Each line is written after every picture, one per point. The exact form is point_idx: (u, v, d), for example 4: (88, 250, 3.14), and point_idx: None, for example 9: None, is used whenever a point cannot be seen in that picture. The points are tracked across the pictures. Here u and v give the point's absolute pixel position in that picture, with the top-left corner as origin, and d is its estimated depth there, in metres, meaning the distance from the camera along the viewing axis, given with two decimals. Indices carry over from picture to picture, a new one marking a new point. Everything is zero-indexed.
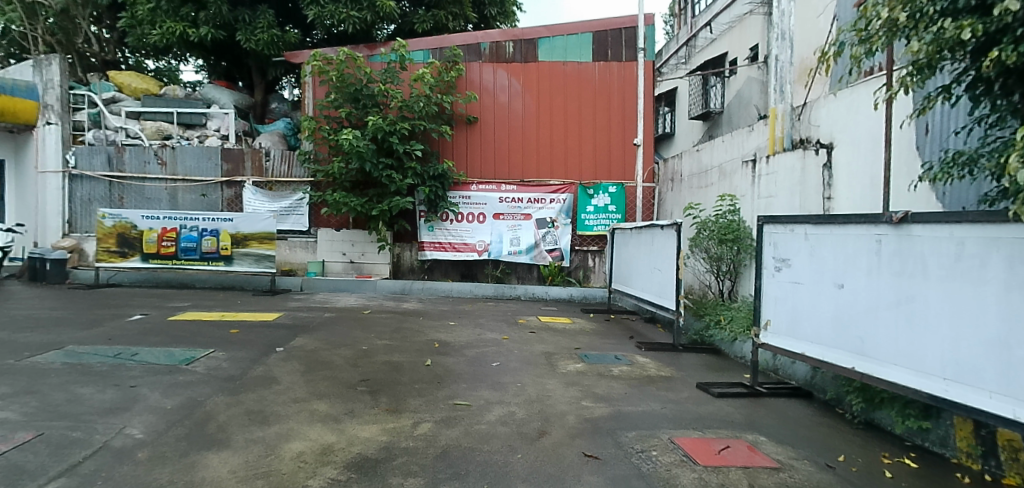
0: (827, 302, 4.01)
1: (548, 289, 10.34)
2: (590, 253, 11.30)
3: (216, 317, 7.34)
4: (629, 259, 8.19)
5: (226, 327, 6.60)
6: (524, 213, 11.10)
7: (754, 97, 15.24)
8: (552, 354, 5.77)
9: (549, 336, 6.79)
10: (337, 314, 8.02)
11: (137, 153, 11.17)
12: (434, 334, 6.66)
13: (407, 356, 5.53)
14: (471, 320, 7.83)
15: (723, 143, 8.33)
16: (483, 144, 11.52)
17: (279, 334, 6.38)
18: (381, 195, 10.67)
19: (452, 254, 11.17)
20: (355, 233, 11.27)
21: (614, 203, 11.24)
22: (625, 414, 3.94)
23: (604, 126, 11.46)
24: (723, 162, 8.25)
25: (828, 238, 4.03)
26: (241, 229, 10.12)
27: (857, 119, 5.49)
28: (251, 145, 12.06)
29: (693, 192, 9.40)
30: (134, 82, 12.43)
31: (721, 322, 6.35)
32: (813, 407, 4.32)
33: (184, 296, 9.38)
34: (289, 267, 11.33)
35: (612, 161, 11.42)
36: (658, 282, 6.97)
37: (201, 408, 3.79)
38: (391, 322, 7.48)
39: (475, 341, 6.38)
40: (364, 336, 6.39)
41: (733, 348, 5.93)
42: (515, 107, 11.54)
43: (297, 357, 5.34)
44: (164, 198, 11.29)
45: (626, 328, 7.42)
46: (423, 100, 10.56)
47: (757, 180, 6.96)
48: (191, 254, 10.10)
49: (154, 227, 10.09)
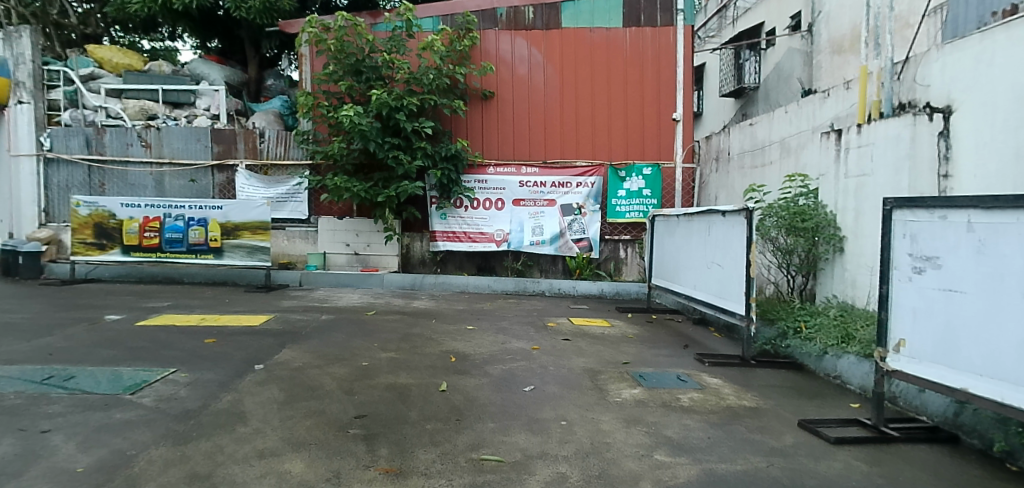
0: (1010, 322, 2.74)
1: (577, 284, 9.17)
2: (621, 243, 10.07)
3: (194, 320, 6.28)
4: (676, 251, 7.01)
5: (201, 335, 5.53)
6: (547, 199, 9.90)
7: (797, 68, 13.90)
8: (596, 371, 4.61)
9: (588, 345, 5.65)
10: (336, 316, 6.94)
11: (119, 134, 10.13)
12: (449, 343, 5.55)
13: (416, 376, 4.41)
14: (493, 323, 6.70)
15: (786, 114, 7.09)
16: (501, 121, 10.32)
17: (262, 344, 5.30)
18: (387, 179, 9.56)
19: (468, 244, 10.06)
20: (360, 221, 10.10)
21: (649, 186, 9.95)
22: (723, 478, 2.77)
23: (636, 99, 10.18)
24: (787, 135, 7.02)
25: (1011, 230, 2.75)
26: (231, 218, 9.06)
27: (990, 71, 4.17)
28: (245, 125, 10.96)
29: (746, 173, 8.16)
30: (116, 57, 11.43)
31: (802, 331, 5.20)
32: (973, 463, 3.13)
33: (167, 293, 8.35)
34: (287, 259, 10.30)
35: (646, 139, 10.17)
36: (717, 281, 5.82)
37: (126, 470, 2.69)
38: (399, 325, 6.39)
39: (500, 352, 5.24)
40: (365, 347, 5.29)
41: (822, 364, 4.81)
42: (536, 80, 10.29)
43: (279, 379, 4.25)
44: (149, 185, 10.25)
45: (677, 334, 6.26)
46: (432, 72, 9.38)
47: (842, 155, 5.68)
48: (176, 246, 9.07)
49: (135, 216, 9.09)
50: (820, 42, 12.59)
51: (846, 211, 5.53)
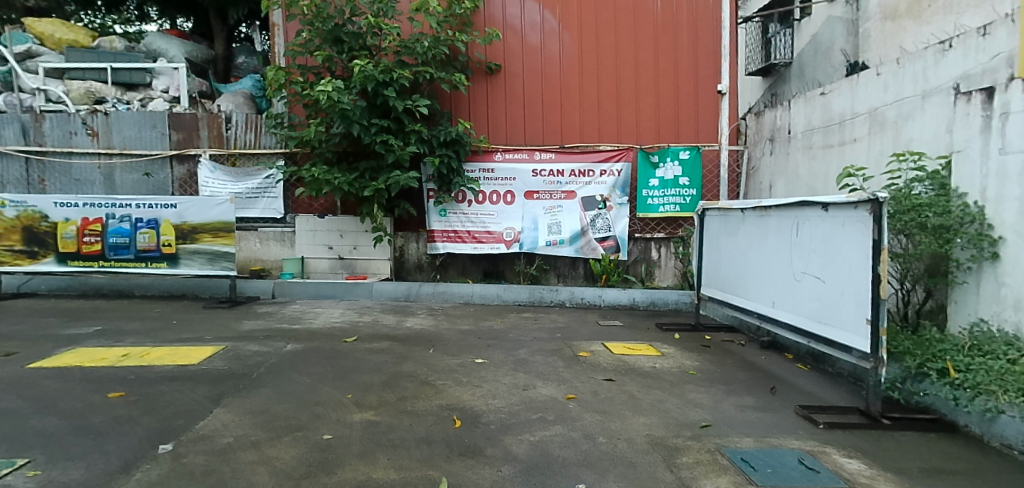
0: None
1: (603, 293, 7.64)
2: (654, 242, 8.51)
3: (116, 357, 4.75)
4: (741, 256, 5.49)
5: (108, 387, 3.99)
6: (565, 191, 8.34)
7: (838, 41, 12.04)
8: (672, 449, 3.08)
9: (643, 389, 4.12)
10: (306, 344, 5.42)
11: (60, 121, 8.58)
12: (452, 392, 4.02)
13: (401, 465, 2.87)
14: (508, 352, 5.17)
15: (880, 77, 5.54)
16: (509, 98, 8.75)
17: (189, 401, 3.77)
18: (376, 169, 8.04)
19: (472, 246, 8.51)
20: (344, 220, 8.56)
21: (687, 174, 8.36)
22: None
23: (669, 70, 8.63)
24: (883, 104, 5.47)
25: None
26: (188, 218, 7.57)
27: None
28: (209, 109, 9.41)
29: (816, 153, 6.63)
30: (58, 32, 9.95)
31: (951, 376, 3.63)
32: None
33: (105, 312, 6.83)
34: (261, 265, 8.79)
35: (682, 117, 8.63)
36: (816, 298, 4.27)
37: None
38: (386, 359, 4.87)
39: (523, 409, 3.70)
40: (333, 403, 3.75)
41: (994, 429, 3.26)
42: (550, 49, 8.72)
43: (184, 476, 2.71)
44: (97, 180, 8.69)
45: (754, 369, 4.73)
46: (427, 39, 7.85)
47: (993, 124, 4.07)
48: (121, 253, 7.56)
49: (71, 217, 7.57)
50: (868, 8, 10.94)
51: (1003, 200, 3.94)
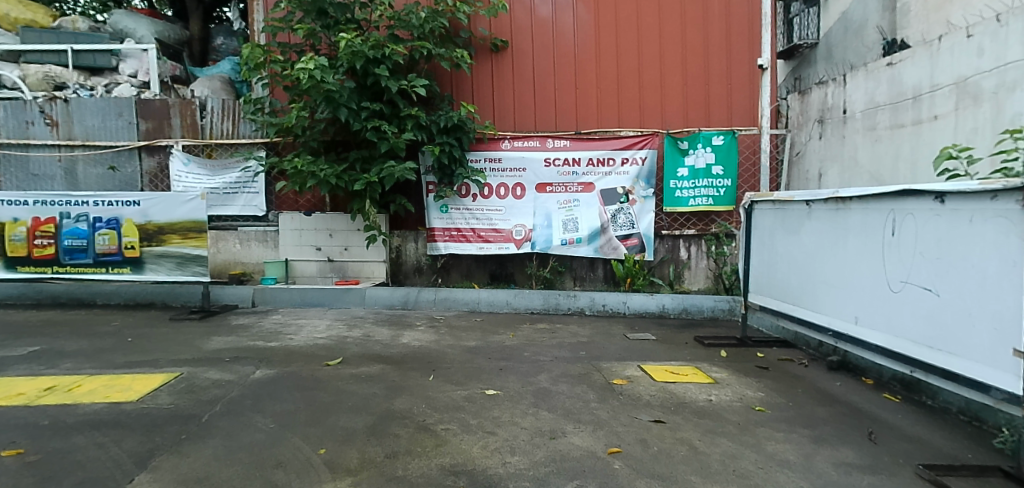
0: None
1: (628, 299, 6.68)
2: (683, 240, 7.54)
3: (38, 392, 3.80)
4: (808, 259, 4.54)
5: (7, 439, 3.05)
6: (583, 183, 7.37)
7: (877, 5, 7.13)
8: None
9: (707, 438, 3.16)
10: (279, 369, 4.47)
11: (14, 109, 7.63)
12: (457, 444, 3.07)
13: None
14: (526, 379, 4.22)
15: (971, 40, 4.53)
16: (518, 78, 7.76)
17: (106, 462, 2.81)
18: (368, 159, 7.07)
19: (478, 245, 7.56)
20: (333, 217, 7.59)
21: (721, 162, 7.36)
22: None
23: (697, 44, 7.65)
24: (976, 73, 4.47)
25: None
26: (153, 218, 6.62)
27: None
28: (183, 95, 8.48)
29: (881, 135, 5.65)
30: (13, 11, 9.05)
31: None
32: None
33: (55, 326, 5.90)
34: (241, 269, 7.87)
35: (713, 98, 7.64)
36: (925, 316, 3.34)
37: None
38: (376, 392, 3.92)
39: (554, 473, 2.74)
40: (299, 465, 2.81)
41: None
42: (562, 22, 7.72)
43: None
44: (57, 175, 7.74)
45: (838, 403, 3.76)
46: (423, 10, 6.91)
47: None
48: (78, 257, 6.62)
49: (20, 217, 6.63)
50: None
51: None
